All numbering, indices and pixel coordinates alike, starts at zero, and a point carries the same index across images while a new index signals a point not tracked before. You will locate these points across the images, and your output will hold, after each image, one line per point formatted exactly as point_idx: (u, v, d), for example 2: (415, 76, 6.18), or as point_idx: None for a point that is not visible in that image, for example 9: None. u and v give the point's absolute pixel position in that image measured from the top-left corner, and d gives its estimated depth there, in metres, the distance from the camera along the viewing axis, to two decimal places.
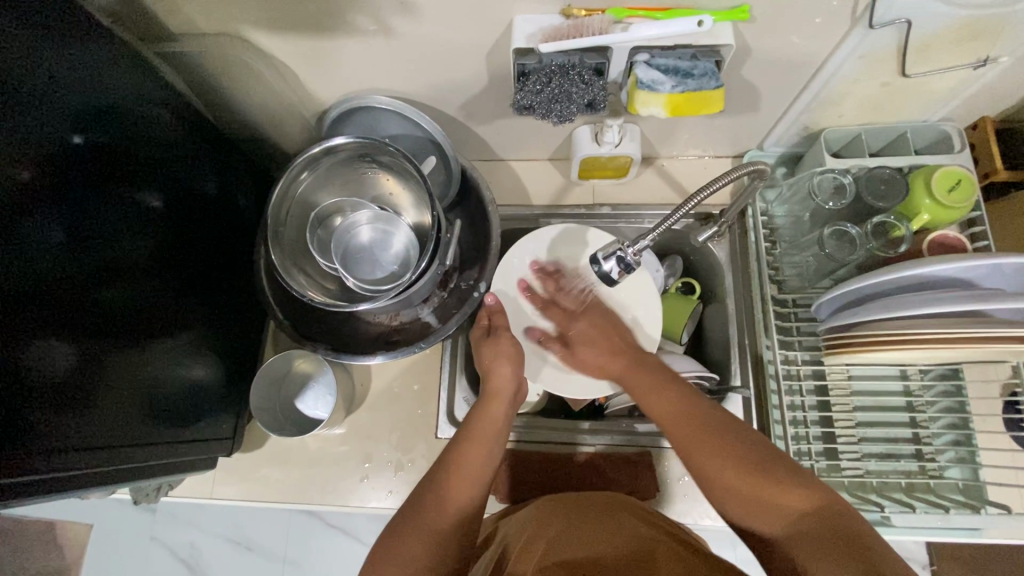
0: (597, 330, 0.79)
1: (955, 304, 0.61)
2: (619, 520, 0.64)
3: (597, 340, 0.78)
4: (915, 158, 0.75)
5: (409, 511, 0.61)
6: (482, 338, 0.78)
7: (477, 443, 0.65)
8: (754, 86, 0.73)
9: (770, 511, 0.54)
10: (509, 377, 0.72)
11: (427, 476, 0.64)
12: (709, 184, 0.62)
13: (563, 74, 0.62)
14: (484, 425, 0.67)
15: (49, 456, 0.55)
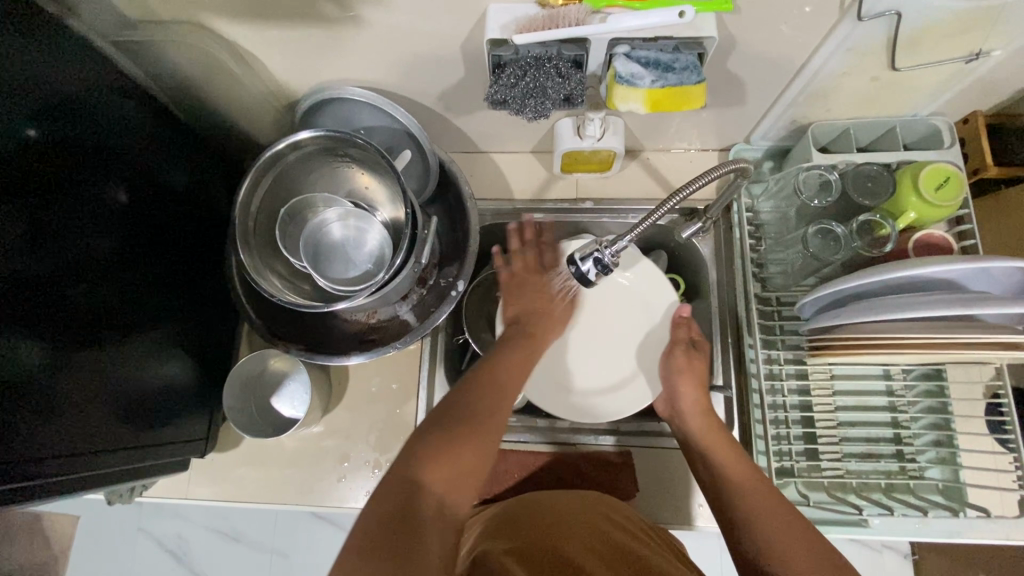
0: (695, 369, 0.75)
1: (943, 308, 0.60)
2: (604, 517, 0.64)
3: (694, 381, 0.74)
4: (904, 154, 0.73)
5: (449, 416, 0.60)
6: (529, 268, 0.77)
7: (516, 376, 0.68)
8: (740, 78, 0.70)
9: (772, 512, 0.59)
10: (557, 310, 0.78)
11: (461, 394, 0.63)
12: (686, 186, 0.60)
13: (538, 67, 0.59)
14: (523, 360, 0.71)
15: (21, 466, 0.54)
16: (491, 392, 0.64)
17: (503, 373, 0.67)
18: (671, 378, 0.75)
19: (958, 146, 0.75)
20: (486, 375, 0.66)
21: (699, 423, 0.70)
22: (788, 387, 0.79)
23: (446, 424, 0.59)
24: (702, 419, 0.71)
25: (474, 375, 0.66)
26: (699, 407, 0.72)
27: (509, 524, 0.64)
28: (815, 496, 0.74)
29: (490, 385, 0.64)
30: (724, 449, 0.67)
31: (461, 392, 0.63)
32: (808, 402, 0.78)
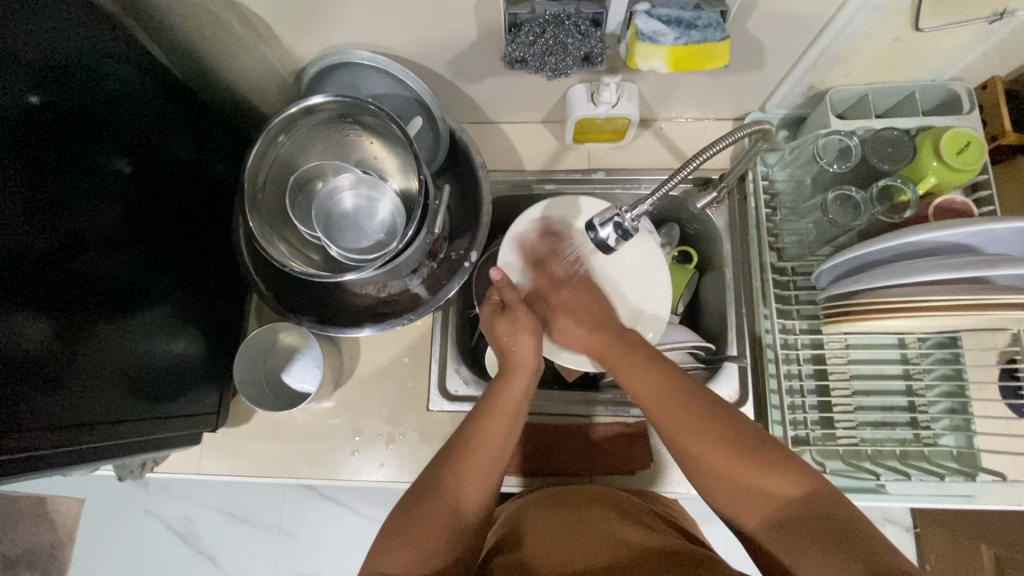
0: (561, 301, 0.76)
1: (958, 272, 0.60)
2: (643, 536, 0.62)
3: (581, 312, 0.75)
4: (924, 120, 0.72)
5: (417, 494, 0.60)
6: (494, 314, 0.74)
7: (492, 433, 0.63)
8: (760, 42, 0.68)
9: (758, 495, 0.53)
10: (531, 347, 0.70)
11: (440, 459, 0.62)
12: (704, 152, 0.59)
13: (557, 24, 0.58)
14: (502, 404, 0.65)
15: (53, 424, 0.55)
16: (451, 466, 0.61)
17: (472, 439, 0.62)
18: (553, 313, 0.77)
19: (977, 112, 0.74)
20: (464, 432, 0.64)
21: (603, 344, 0.71)
22: (802, 357, 0.78)
23: (407, 517, 0.58)
24: (596, 338, 0.73)
25: (446, 447, 0.63)
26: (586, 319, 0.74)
27: (523, 529, 0.67)
28: (829, 464, 0.75)
29: (463, 446, 0.62)
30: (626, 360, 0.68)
31: (438, 464, 0.62)
32: (824, 372, 0.78)
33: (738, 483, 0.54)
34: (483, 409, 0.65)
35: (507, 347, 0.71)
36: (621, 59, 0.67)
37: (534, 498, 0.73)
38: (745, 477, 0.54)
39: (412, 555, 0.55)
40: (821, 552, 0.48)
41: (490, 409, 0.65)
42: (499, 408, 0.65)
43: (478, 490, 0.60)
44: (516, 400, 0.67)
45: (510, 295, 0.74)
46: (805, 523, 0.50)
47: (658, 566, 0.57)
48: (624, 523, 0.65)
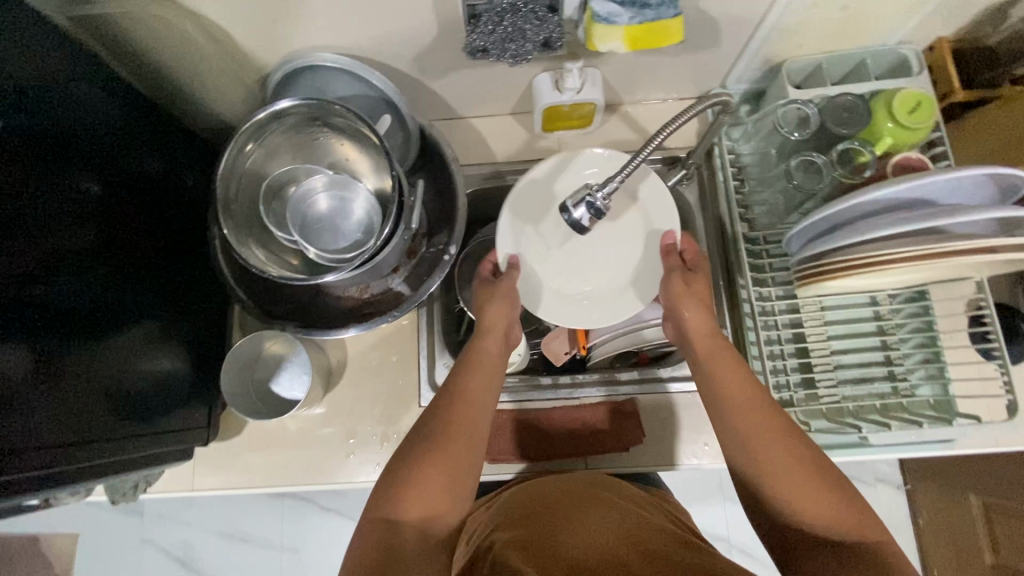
0: (688, 291, 0.70)
1: (921, 223, 0.64)
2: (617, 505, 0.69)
3: (697, 300, 0.69)
4: (876, 84, 0.74)
5: (415, 439, 0.63)
6: (485, 282, 0.78)
7: (475, 385, 0.67)
8: (715, 20, 0.70)
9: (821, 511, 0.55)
10: (505, 314, 0.74)
11: (432, 405, 0.66)
12: (664, 127, 0.61)
13: (514, 12, 0.59)
14: (480, 359, 0.70)
15: (52, 449, 0.56)
16: (443, 411, 0.64)
17: (460, 388, 0.67)
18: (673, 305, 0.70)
19: (926, 73, 0.77)
20: (455, 381, 0.68)
21: (707, 338, 0.67)
22: (780, 322, 0.81)
23: (397, 465, 0.61)
24: (712, 338, 0.67)
25: (434, 404, 0.66)
26: (707, 313, 0.69)
27: (522, 509, 0.69)
28: (815, 424, 0.77)
29: (454, 393, 0.66)
30: (732, 368, 0.64)
31: (432, 412, 0.66)
32: (801, 335, 0.80)
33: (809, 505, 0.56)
34: (466, 366, 0.69)
35: (480, 309, 0.75)
36: (581, 44, 0.68)
37: (534, 481, 0.75)
38: (814, 506, 0.55)
39: (413, 505, 0.59)
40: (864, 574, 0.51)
41: (474, 365, 0.69)
42: (479, 362, 0.70)
43: (468, 431, 0.64)
44: (493, 355, 0.71)
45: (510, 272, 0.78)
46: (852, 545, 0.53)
47: (632, 535, 0.63)
48: (605, 501, 0.69)
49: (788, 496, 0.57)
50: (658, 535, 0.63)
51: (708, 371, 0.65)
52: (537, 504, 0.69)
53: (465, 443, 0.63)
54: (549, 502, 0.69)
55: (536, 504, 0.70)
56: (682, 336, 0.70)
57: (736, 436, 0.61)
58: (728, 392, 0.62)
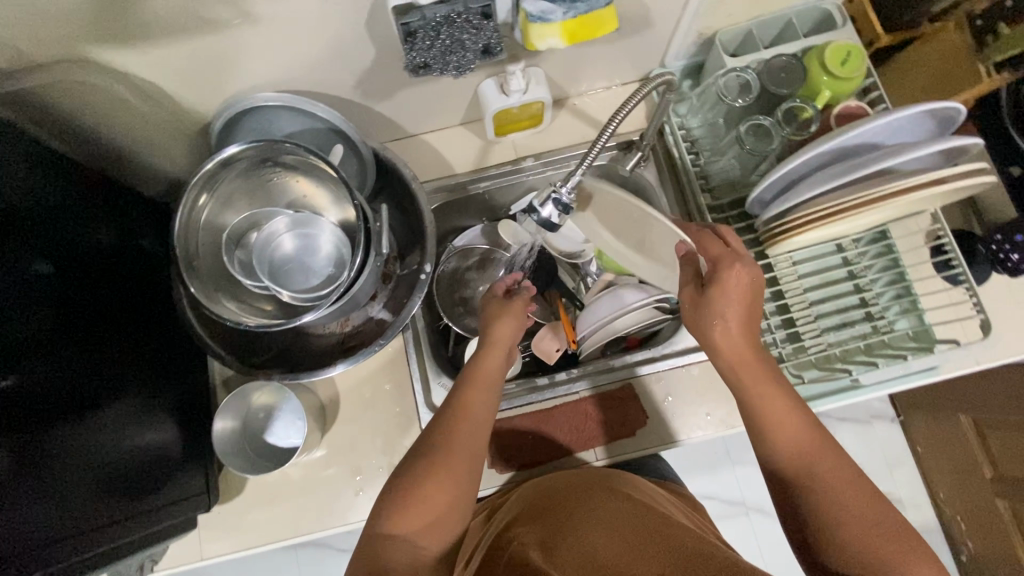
0: (715, 312, 0.62)
1: (861, 170, 0.67)
2: (629, 496, 0.69)
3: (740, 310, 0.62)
4: (805, 41, 0.77)
5: (418, 456, 0.63)
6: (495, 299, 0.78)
7: (476, 399, 0.67)
8: (644, 2, 0.72)
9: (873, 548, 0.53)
10: (512, 331, 0.74)
11: (435, 417, 0.67)
12: (615, 118, 0.64)
13: (449, 24, 0.59)
14: (480, 373, 0.70)
15: (30, 556, 0.54)
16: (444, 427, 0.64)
17: (461, 401, 0.67)
18: (702, 319, 0.64)
19: (850, 24, 0.80)
20: (456, 396, 0.67)
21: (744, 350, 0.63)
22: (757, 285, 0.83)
23: (400, 478, 0.61)
24: (751, 355, 0.63)
25: (434, 418, 0.66)
26: (741, 329, 0.62)
27: (540, 507, 0.69)
28: (808, 375, 0.79)
29: (454, 408, 0.66)
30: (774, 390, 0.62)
31: (434, 426, 0.65)
32: (781, 294, 0.82)
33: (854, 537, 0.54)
34: (466, 380, 0.69)
35: (488, 326, 0.74)
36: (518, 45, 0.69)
37: (539, 480, 0.77)
38: (852, 525, 0.54)
39: (413, 522, 0.59)
40: None
41: (471, 380, 0.69)
42: (481, 376, 0.69)
43: (469, 447, 0.64)
44: (495, 369, 0.71)
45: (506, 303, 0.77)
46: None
47: (648, 526, 0.63)
48: (621, 499, 0.69)
49: (824, 512, 0.56)
50: (677, 528, 0.64)
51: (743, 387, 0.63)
52: (556, 502, 0.69)
53: (466, 453, 0.63)
54: (565, 500, 0.69)
55: (555, 501, 0.70)
56: (708, 346, 0.64)
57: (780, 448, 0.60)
58: (766, 410, 0.61)
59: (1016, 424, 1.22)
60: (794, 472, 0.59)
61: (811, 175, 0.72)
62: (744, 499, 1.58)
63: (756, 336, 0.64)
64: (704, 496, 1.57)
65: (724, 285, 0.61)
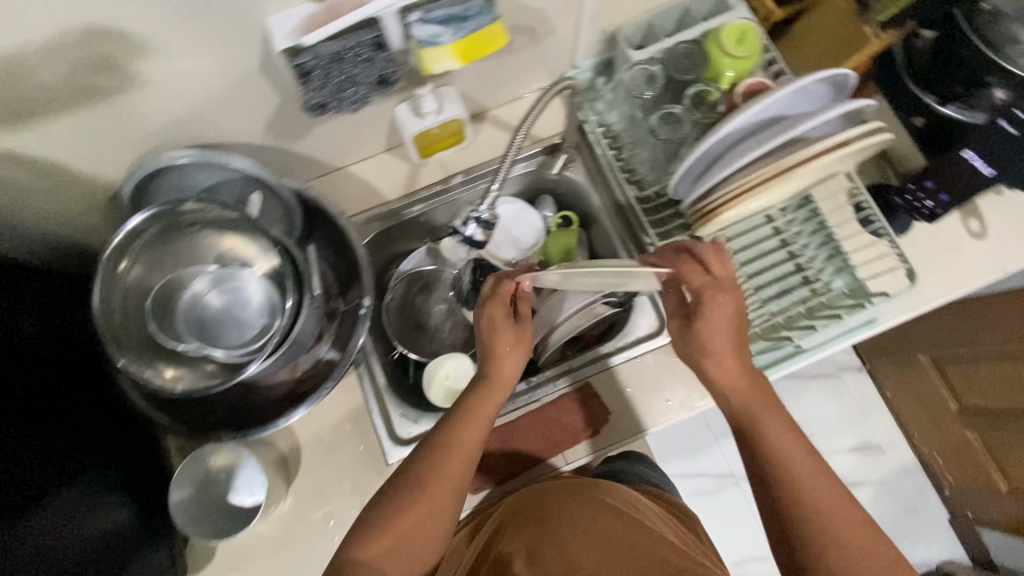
0: (698, 342, 0.65)
1: (775, 142, 0.69)
2: (615, 511, 0.71)
3: (724, 332, 0.64)
4: (703, 26, 0.77)
5: (399, 484, 0.64)
6: (505, 319, 0.71)
7: (466, 437, 0.66)
8: (538, 10, 0.73)
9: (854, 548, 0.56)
10: (516, 362, 0.71)
11: (421, 442, 0.67)
12: (516, 138, 0.75)
13: (340, 61, 0.59)
14: (478, 407, 0.67)
15: None
16: (428, 461, 0.64)
17: (451, 434, 0.66)
18: (689, 345, 0.66)
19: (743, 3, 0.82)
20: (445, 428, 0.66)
21: (735, 361, 0.64)
22: None
23: (383, 505, 0.63)
24: (750, 390, 0.64)
25: (421, 444, 0.66)
26: (732, 358, 0.64)
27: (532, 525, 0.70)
28: (755, 346, 0.83)
29: (441, 443, 0.65)
30: (778, 423, 0.63)
31: (416, 453, 0.66)
32: None
33: (838, 538, 0.57)
34: (460, 413, 0.67)
35: (494, 356, 0.69)
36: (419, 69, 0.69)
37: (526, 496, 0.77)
38: (835, 529, 0.57)
39: (384, 549, 0.61)
40: None
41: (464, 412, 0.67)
42: (476, 411, 0.67)
43: (447, 486, 0.64)
44: (491, 408, 0.68)
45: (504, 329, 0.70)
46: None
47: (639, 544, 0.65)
48: (611, 516, 0.70)
49: (810, 510, 0.58)
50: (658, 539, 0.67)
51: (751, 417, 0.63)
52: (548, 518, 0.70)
53: (451, 477, 0.64)
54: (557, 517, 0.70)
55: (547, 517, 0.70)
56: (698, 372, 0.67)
57: (782, 479, 0.60)
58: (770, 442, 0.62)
59: (976, 356, 1.29)
60: (781, 478, 0.60)
61: (728, 153, 0.74)
62: (734, 470, 1.63)
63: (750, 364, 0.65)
64: (694, 474, 1.62)
65: (710, 316, 0.64)
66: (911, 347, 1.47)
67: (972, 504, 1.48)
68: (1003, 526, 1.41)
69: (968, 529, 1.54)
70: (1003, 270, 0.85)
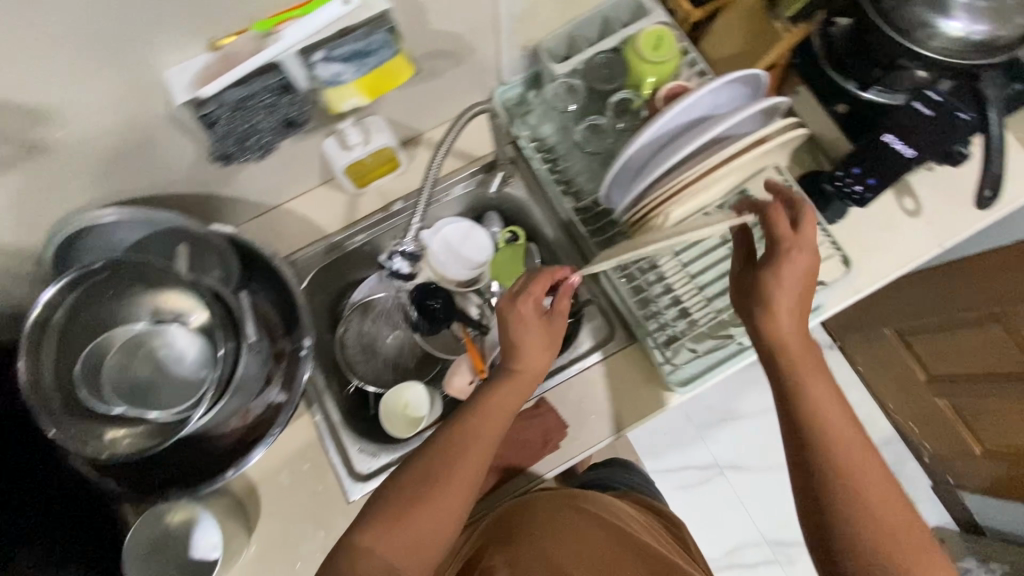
0: (762, 293, 0.66)
1: (699, 142, 0.69)
2: (598, 521, 0.76)
3: (789, 287, 0.65)
4: (622, 33, 0.78)
5: (426, 474, 0.64)
6: (539, 318, 0.69)
7: (490, 429, 0.67)
8: (452, 34, 0.73)
9: (874, 499, 0.60)
10: (542, 362, 0.70)
11: (449, 433, 0.66)
12: (435, 158, 0.78)
13: (244, 107, 0.58)
14: (495, 406, 0.69)
15: None
16: (456, 451, 0.65)
17: (468, 427, 0.67)
18: (753, 296, 0.67)
19: (660, 7, 0.83)
20: (467, 423, 0.67)
21: (788, 320, 0.66)
22: (639, 270, 0.85)
23: (412, 492, 0.62)
24: (798, 352, 0.66)
25: (443, 434, 0.66)
26: (789, 315, 0.66)
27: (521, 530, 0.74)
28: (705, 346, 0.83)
29: (465, 435, 0.66)
30: (817, 378, 0.66)
31: (441, 444, 0.66)
32: (662, 275, 0.84)
33: (863, 492, 0.61)
34: (486, 406, 0.68)
35: (523, 353, 0.69)
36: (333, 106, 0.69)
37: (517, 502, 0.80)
38: (862, 486, 0.61)
39: (407, 539, 0.60)
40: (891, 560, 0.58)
41: (483, 409, 0.68)
42: (501, 406, 0.68)
43: (470, 478, 0.64)
44: (514, 404, 0.69)
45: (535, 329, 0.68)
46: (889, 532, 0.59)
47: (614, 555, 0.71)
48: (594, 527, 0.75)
49: (841, 464, 0.62)
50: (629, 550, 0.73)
51: (795, 370, 0.66)
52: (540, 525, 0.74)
53: (478, 462, 0.65)
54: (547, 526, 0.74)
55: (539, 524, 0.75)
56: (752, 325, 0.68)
57: (815, 429, 0.64)
58: (809, 395, 0.65)
59: (936, 326, 1.31)
60: (817, 435, 0.64)
61: (659, 154, 0.74)
62: (718, 460, 1.64)
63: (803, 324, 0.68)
64: (678, 468, 1.62)
65: (783, 271, 0.64)
66: (876, 321, 1.49)
67: (951, 469, 1.50)
68: (982, 489, 1.42)
69: (950, 494, 1.56)
70: (941, 244, 0.86)
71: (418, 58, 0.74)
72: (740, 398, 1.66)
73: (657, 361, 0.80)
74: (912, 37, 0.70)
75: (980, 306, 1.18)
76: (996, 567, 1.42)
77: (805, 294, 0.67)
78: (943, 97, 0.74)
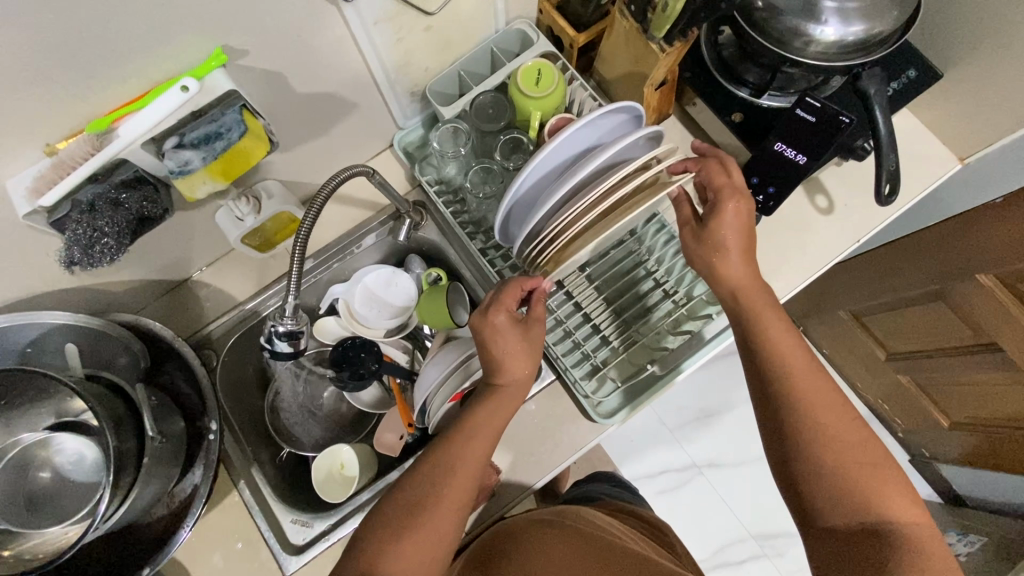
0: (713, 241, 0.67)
1: (583, 172, 0.68)
2: (581, 530, 0.74)
3: (739, 241, 0.68)
4: (505, 69, 0.79)
5: (415, 494, 0.64)
6: (516, 325, 0.68)
7: (475, 446, 0.66)
8: (326, 92, 0.71)
9: (833, 416, 0.62)
10: (525, 370, 0.69)
11: (438, 449, 0.67)
12: (310, 210, 0.66)
13: (91, 214, 0.58)
14: (483, 413, 0.68)
15: None
16: (443, 467, 0.65)
17: (458, 443, 0.66)
18: (707, 244, 0.68)
19: (545, 36, 0.82)
20: (444, 442, 0.67)
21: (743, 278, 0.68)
22: (556, 303, 0.86)
23: (406, 507, 0.63)
24: (753, 289, 0.68)
25: (433, 448, 0.67)
26: (740, 258, 0.68)
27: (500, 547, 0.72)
28: (624, 373, 0.83)
29: (450, 450, 0.66)
30: (772, 314, 0.67)
31: (430, 460, 0.66)
32: (579, 305, 0.86)
33: (829, 412, 0.62)
34: (468, 424, 0.67)
35: (504, 360, 0.68)
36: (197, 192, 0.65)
37: (509, 516, 0.79)
38: (818, 404, 0.62)
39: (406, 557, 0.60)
40: (855, 471, 0.59)
41: (472, 416, 0.68)
42: (487, 416, 0.67)
43: (461, 494, 0.64)
44: (503, 415, 0.68)
45: (515, 334, 0.68)
46: (848, 444, 0.61)
47: (596, 554, 0.68)
48: (575, 535, 0.72)
49: (795, 386, 0.63)
50: (612, 548, 0.70)
51: (759, 318, 0.67)
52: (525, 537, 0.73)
53: (469, 478, 0.65)
54: (531, 537, 0.72)
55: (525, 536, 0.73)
56: (706, 275, 0.70)
57: (773, 364, 0.65)
58: (778, 346, 0.66)
59: (887, 305, 1.23)
60: (775, 366, 0.65)
61: (539, 199, 0.73)
62: (695, 459, 1.61)
63: (756, 268, 0.69)
64: (657, 472, 1.59)
65: (722, 216, 0.67)
66: (832, 304, 1.44)
67: (925, 442, 1.48)
68: (955, 460, 1.41)
69: (929, 466, 1.53)
70: (858, 238, 0.86)
71: (295, 120, 0.72)
72: (712, 395, 1.64)
73: (581, 394, 0.80)
74: (789, 46, 0.70)
75: (924, 284, 1.10)
76: (976, 538, 1.43)
77: (751, 238, 0.69)
78: (820, 104, 0.73)
